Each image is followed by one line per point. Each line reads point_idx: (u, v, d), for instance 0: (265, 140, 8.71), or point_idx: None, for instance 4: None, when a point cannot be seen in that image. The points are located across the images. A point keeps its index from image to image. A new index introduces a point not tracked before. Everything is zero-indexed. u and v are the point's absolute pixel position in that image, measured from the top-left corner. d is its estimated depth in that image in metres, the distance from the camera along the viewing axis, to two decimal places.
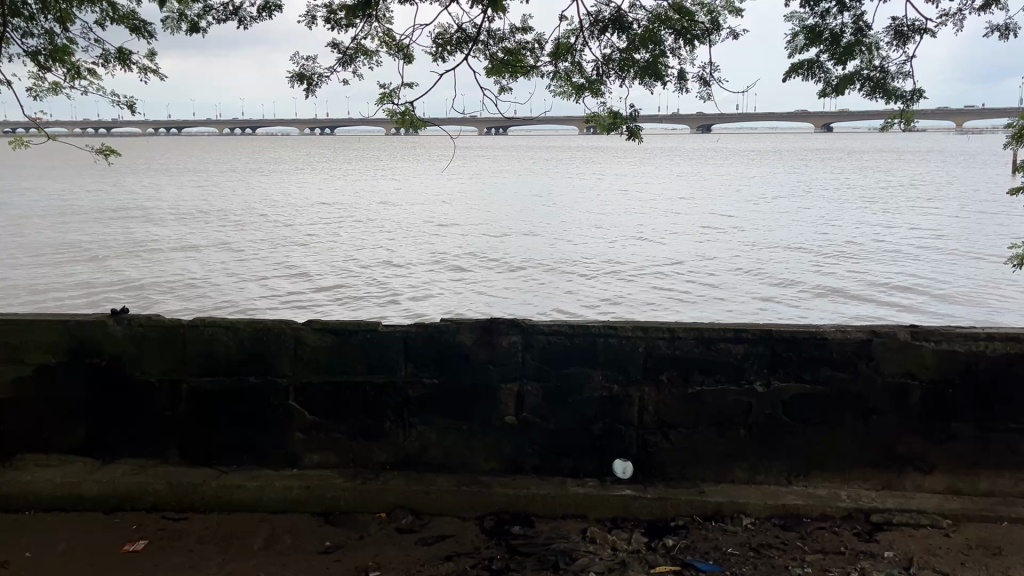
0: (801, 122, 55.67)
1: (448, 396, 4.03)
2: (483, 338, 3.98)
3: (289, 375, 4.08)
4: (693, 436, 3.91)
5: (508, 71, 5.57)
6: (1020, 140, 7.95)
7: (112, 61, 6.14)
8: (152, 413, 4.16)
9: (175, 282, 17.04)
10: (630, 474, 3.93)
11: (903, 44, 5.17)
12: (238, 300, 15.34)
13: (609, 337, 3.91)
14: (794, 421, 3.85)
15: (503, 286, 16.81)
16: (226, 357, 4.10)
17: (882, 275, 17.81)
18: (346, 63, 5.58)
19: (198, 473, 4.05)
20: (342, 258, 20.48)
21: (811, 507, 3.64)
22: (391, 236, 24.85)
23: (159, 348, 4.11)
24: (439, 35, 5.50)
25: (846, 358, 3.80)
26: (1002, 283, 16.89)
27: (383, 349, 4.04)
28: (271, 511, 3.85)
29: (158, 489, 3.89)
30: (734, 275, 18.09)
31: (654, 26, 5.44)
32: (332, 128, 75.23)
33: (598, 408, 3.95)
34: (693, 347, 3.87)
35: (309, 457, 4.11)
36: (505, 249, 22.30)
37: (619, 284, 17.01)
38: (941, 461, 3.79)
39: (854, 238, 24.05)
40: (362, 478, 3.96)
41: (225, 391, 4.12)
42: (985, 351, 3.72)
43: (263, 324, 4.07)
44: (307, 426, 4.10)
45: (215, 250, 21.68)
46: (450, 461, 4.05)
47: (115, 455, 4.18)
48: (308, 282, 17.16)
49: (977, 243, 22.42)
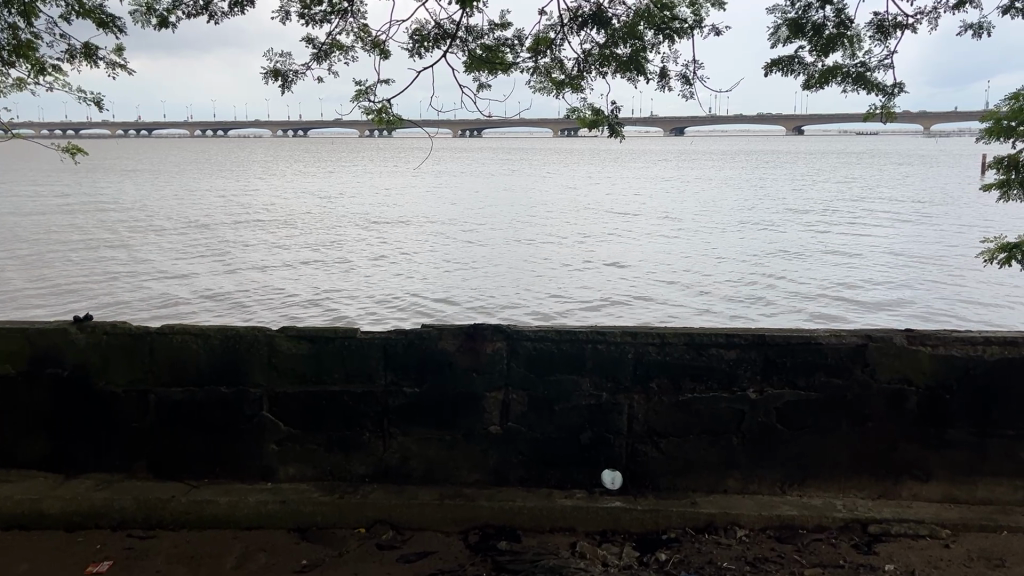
0: (771, 122, 56.17)
1: (431, 404, 3.86)
2: (466, 344, 3.83)
3: (262, 385, 3.89)
4: (684, 445, 3.77)
5: (487, 67, 5.41)
6: (991, 138, 7.92)
7: (78, 56, 5.92)
8: (119, 425, 3.96)
9: (140, 285, 16.66)
10: (619, 485, 3.78)
11: (885, 39, 5.12)
12: (204, 303, 15.05)
13: (598, 343, 3.77)
14: (788, 428, 3.73)
15: (477, 288, 16.69)
16: (196, 365, 3.90)
17: (850, 278, 17.92)
18: (321, 59, 5.41)
19: (167, 487, 3.86)
20: (313, 260, 20.22)
21: (806, 519, 3.53)
22: (364, 238, 24.62)
23: (125, 355, 3.90)
24: (415, 30, 5.33)
25: (842, 364, 3.69)
26: (968, 285, 17.02)
27: (362, 355, 3.86)
28: (242, 526, 3.67)
29: (125, 505, 3.70)
30: (706, 277, 18.10)
31: (634, 20, 5.33)
32: (304, 129, 74.66)
33: (586, 416, 3.82)
34: (684, 352, 3.74)
35: (284, 470, 3.93)
36: (476, 249, 22.17)
37: (593, 285, 16.95)
38: (938, 470, 3.69)
39: (824, 240, 24.24)
40: (341, 491, 3.80)
41: (195, 401, 3.93)
42: (983, 355, 3.63)
43: (235, 329, 3.88)
44: (282, 437, 3.92)
45: (183, 251, 21.38)
46: (432, 473, 3.89)
47: (79, 468, 3.98)
48: (279, 285, 16.91)
49: (944, 245, 22.73)
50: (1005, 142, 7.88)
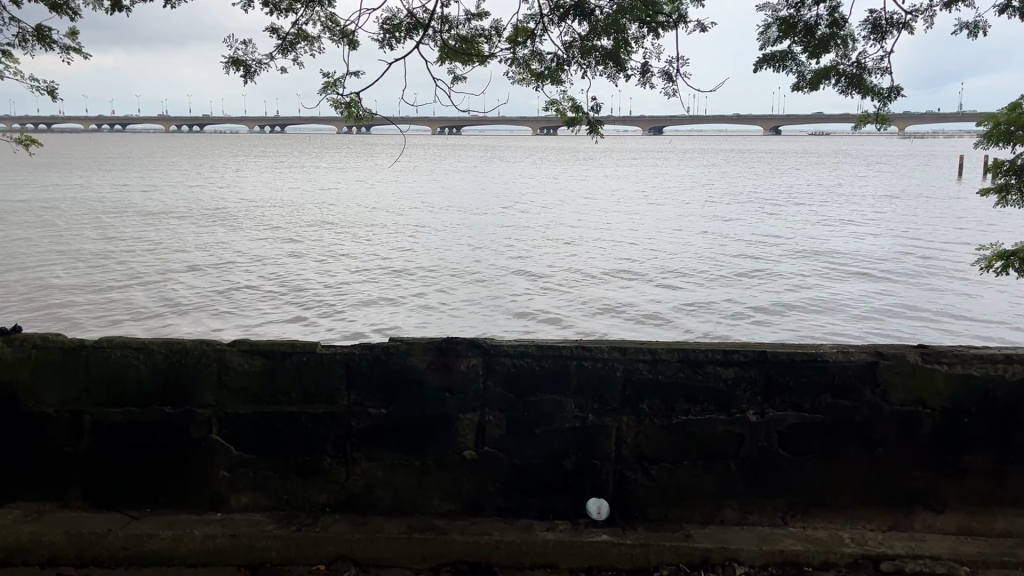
0: (749, 121, 56.14)
1: (397, 430, 3.50)
2: (438, 360, 3.46)
3: (212, 407, 3.51)
4: (677, 471, 3.43)
5: (462, 59, 5.49)
6: (990, 143, 7.65)
7: (29, 41, 5.49)
8: (50, 449, 3.56)
9: (103, 287, 15.92)
10: (606, 515, 3.42)
11: (880, 39, 5.27)
12: (170, 306, 14.38)
13: (583, 359, 3.42)
14: (791, 454, 3.40)
15: (454, 290, 16.26)
16: (137, 383, 3.50)
17: (834, 281, 17.68)
18: (288, 50, 5.33)
19: (105, 520, 3.45)
20: (285, 259, 19.66)
21: (812, 555, 3.19)
22: (340, 237, 24.06)
23: (57, 372, 3.49)
24: (388, 20, 5.47)
25: (848, 384, 3.37)
26: (951, 288, 16.80)
27: (322, 373, 3.49)
28: (187, 563, 3.27)
29: (55, 540, 3.29)
30: (687, 278, 17.83)
31: (618, 13, 5.29)
32: (279, 126, 73.47)
33: (569, 441, 3.47)
34: (678, 371, 3.41)
35: (236, 498, 3.54)
36: (455, 249, 21.78)
37: (576, 288, 16.47)
38: (953, 501, 3.37)
39: (803, 242, 24.05)
40: (297, 524, 3.41)
41: (137, 424, 3.54)
42: (1004, 375, 3.31)
43: (181, 344, 3.50)
44: (233, 462, 3.53)
45: (152, 250, 20.65)
46: (400, 503, 3.52)
47: (8, 498, 3.57)
48: (250, 286, 16.31)
49: (928, 249, 22.51)
50: (1005, 146, 7.62)
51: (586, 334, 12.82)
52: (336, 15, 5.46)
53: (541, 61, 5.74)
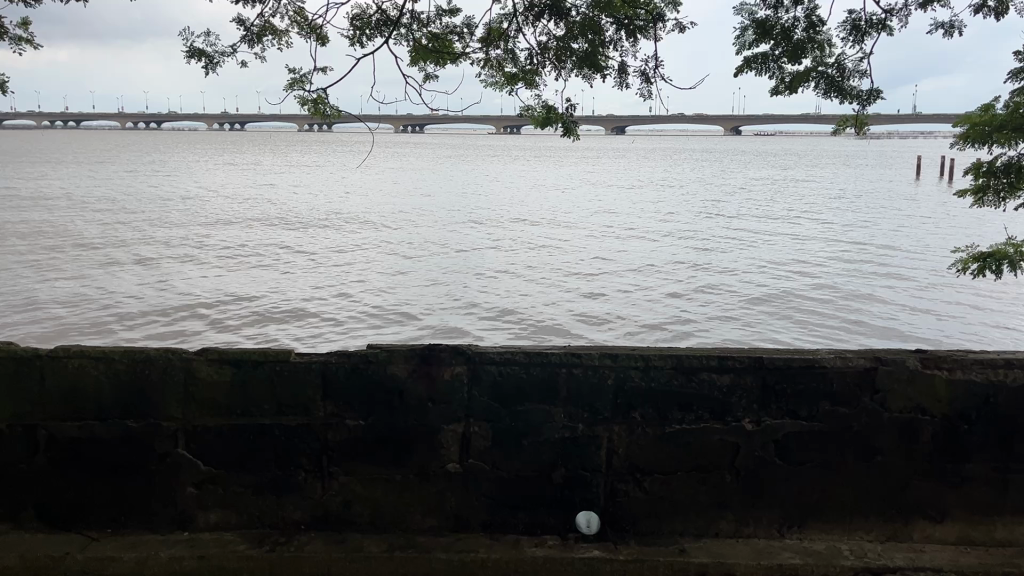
0: (709, 120, 56.44)
1: (376, 442, 3.32)
2: (421, 370, 3.28)
3: (178, 420, 3.30)
4: (670, 483, 3.30)
5: (433, 58, 5.33)
6: (966, 143, 7.63)
7: None
8: (4, 468, 3.31)
9: (48, 286, 15.22)
10: (596, 529, 3.28)
11: (859, 41, 5.19)
12: (120, 306, 13.79)
13: (573, 367, 3.26)
14: (788, 463, 3.29)
15: (416, 290, 15.93)
16: (98, 399, 3.27)
17: (797, 280, 17.73)
18: (253, 43, 5.12)
19: (62, 542, 3.21)
20: (241, 259, 19.11)
21: (812, 567, 3.06)
22: (299, 236, 23.52)
23: (11, 388, 3.25)
24: (357, 17, 5.27)
25: (847, 391, 3.26)
26: (912, 287, 16.93)
27: (297, 384, 3.29)
28: None
29: (8, 564, 3.06)
30: (652, 277, 17.72)
31: (595, 13, 5.14)
32: (235, 123, 71.95)
33: (559, 451, 3.31)
34: (672, 379, 3.26)
35: (204, 516, 3.33)
36: (417, 248, 21.44)
37: (542, 287, 16.25)
38: (951, 510, 3.28)
39: (766, 242, 24.15)
40: (270, 544, 3.20)
41: (97, 439, 3.30)
42: (1005, 381, 3.22)
43: (144, 355, 3.27)
44: (201, 479, 3.32)
45: (102, 250, 19.88)
46: (379, 520, 3.33)
47: None
48: (205, 286, 15.80)
49: (887, 249, 22.75)
50: (982, 146, 7.59)
51: (557, 333, 12.59)
52: (303, 10, 5.27)
53: (515, 61, 5.59)
